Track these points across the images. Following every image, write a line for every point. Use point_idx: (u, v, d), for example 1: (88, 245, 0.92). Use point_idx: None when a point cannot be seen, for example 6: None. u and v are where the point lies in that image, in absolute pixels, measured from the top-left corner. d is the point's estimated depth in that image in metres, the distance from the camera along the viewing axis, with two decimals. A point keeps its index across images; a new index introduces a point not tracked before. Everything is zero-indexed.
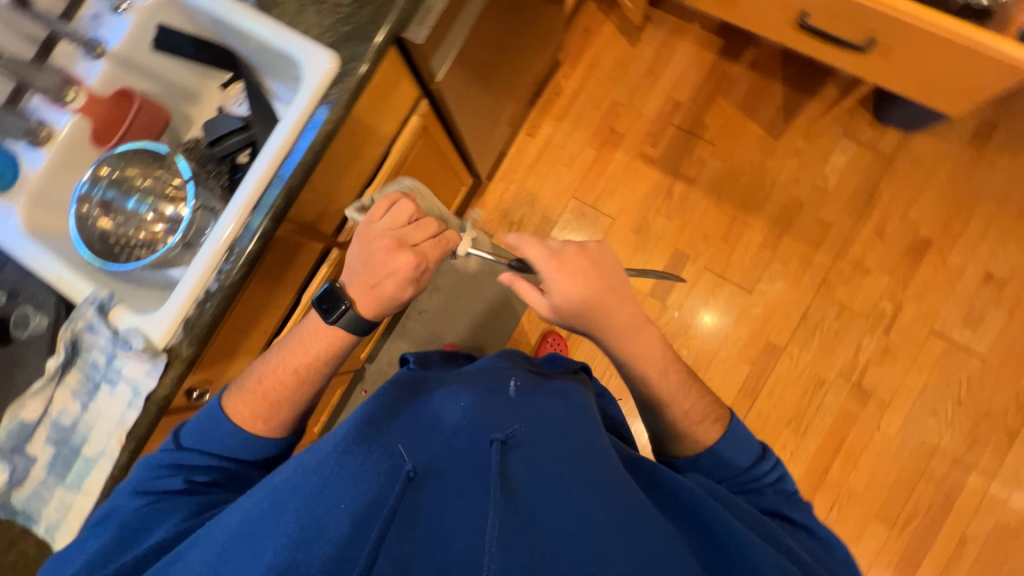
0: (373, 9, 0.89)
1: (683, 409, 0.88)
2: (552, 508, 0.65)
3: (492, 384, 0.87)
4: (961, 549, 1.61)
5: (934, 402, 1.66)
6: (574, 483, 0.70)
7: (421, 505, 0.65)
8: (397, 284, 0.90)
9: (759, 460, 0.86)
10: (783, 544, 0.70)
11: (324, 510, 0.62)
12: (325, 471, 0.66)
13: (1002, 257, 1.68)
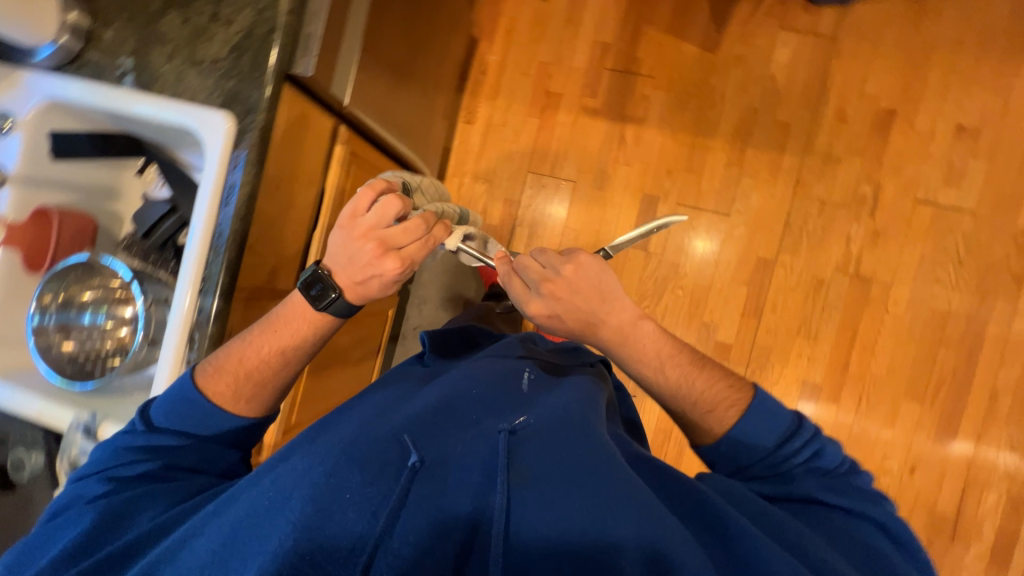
0: (251, 54, 0.84)
1: (692, 395, 0.84)
2: (559, 492, 0.68)
3: (492, 377, 0.89)
4: (994, 402, 1.62)
5: (935, 270, 1.65)
6: (578, 465, 0.72)
7: (428, 492, 0.68)
8: (380, 284, 0.87)
9: (788, 439, 0.79)
10: (804, 547, 0.66)
11: (328, 499, 0.65)
12: (331, 461, 0.68)
13: (969, 106, 1.62)
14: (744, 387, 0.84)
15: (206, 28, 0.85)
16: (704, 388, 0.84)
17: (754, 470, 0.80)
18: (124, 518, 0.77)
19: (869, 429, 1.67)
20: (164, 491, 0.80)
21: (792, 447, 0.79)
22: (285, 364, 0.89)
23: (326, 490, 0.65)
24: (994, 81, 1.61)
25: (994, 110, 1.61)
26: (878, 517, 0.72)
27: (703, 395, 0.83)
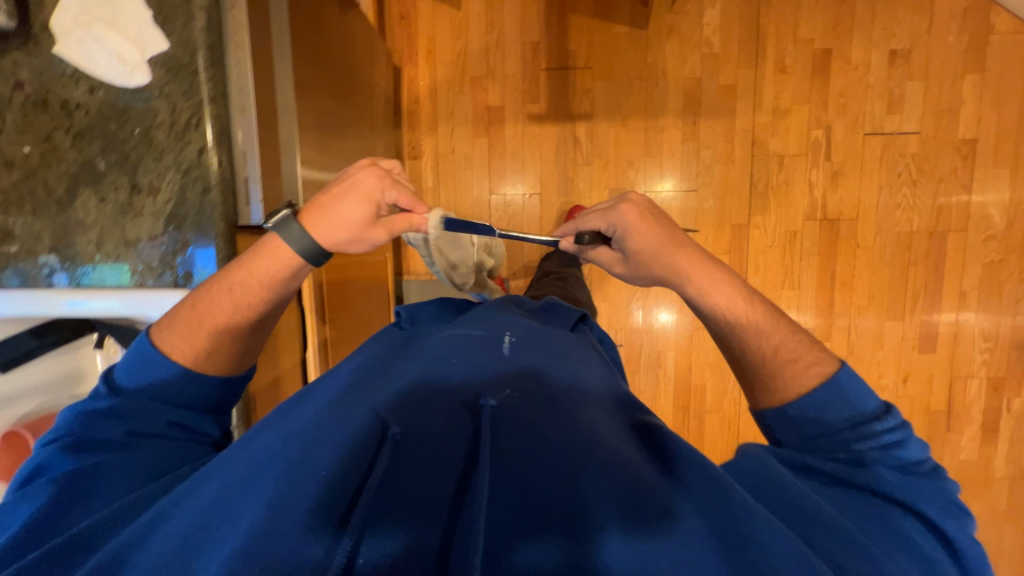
0: (189, 221, 0.75)
1: (773, 343, 0.79)
2: (558, 457, 0.57)
3: (478, 345, 0.78)
4: (964, 305, 1.75)
5: (894, 196, 1.71)
6: (570, 426, 0.62)
7: (408, 466, 0.57)
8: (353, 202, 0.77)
9: (867, 421, 0.69)
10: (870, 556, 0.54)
11: (298, 478, 0.55)
12: (300, 439, 0.60)
13: (898, 29, 1.64)
14: (818, 360, 0.76)
15: (129, 203, 0.75)
16: (783, 338, 0.78)
17: (818, 447, 0.71)
18: (87, 494, 0.61)
19: (861, 356, 1.79)
20: (135, 461, 0.65)
21: (872, 431, 0.69)
22: (254, 318, 0.75)
23: (290, 476, 0.56)
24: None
25: (921, 28, 1.64)
26: (950, 532, 0.60)
27: (771, 357, 0.78)
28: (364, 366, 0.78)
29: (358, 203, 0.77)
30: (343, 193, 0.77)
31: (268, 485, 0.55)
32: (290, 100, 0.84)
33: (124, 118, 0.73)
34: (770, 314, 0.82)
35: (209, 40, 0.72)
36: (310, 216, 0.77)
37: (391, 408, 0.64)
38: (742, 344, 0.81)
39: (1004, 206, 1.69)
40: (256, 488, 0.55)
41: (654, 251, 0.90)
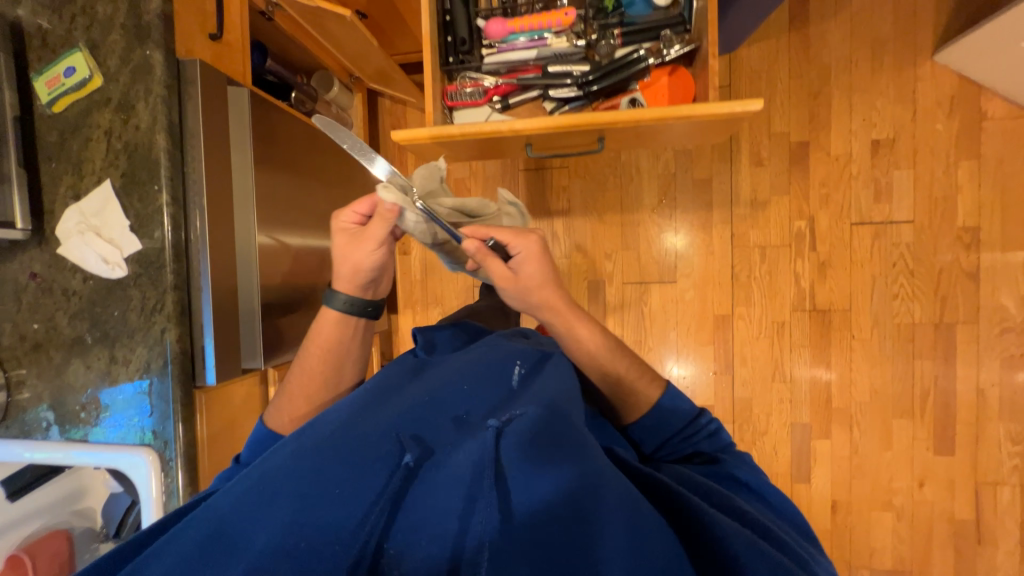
0: (154, 387, 0.87)
1: (624, 367, 0.92)
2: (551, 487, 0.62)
3: (484, 370, 0.82)
4: (983, 402, 1.60)
5: (890, 286, 1.63)
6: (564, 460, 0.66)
7: (417, 493, 0.63)
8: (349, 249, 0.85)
9: (700, 416, 0.92)
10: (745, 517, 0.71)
11: (311, 497, 0.62)
12: (316, 453, 0.66)
13: (879, 119, 1.61)
14: (658, 383, 0.94)
15: (109, 370, 0.89)
16: (627, 368, 0.93)
17: (674, 445, 0.90)
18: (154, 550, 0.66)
19: (867, 455, 1.67)
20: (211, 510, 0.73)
21: (703, 423, 0.91)
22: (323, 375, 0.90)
23: (311, 492, 0.62)
24: (895, 89, 1.60)
25: (904, 118, 1.60)
26: (769, 493, 0.82)
27: (625, 377, 0.92)
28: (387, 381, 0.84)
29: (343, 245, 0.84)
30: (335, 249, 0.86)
31: (293, 499, 0.61)
32: (253, 271, 0.99)
33: (108, 302, 0.87)
34: (620, 346, 0.95)
35: (173, 240, 0.86)
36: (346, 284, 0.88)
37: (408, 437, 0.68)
38: (606, 371, 0.92)
39: (1019, 296, 1.57)
40: (280, 499, 0.61)
41: (537, 286, 0.87)
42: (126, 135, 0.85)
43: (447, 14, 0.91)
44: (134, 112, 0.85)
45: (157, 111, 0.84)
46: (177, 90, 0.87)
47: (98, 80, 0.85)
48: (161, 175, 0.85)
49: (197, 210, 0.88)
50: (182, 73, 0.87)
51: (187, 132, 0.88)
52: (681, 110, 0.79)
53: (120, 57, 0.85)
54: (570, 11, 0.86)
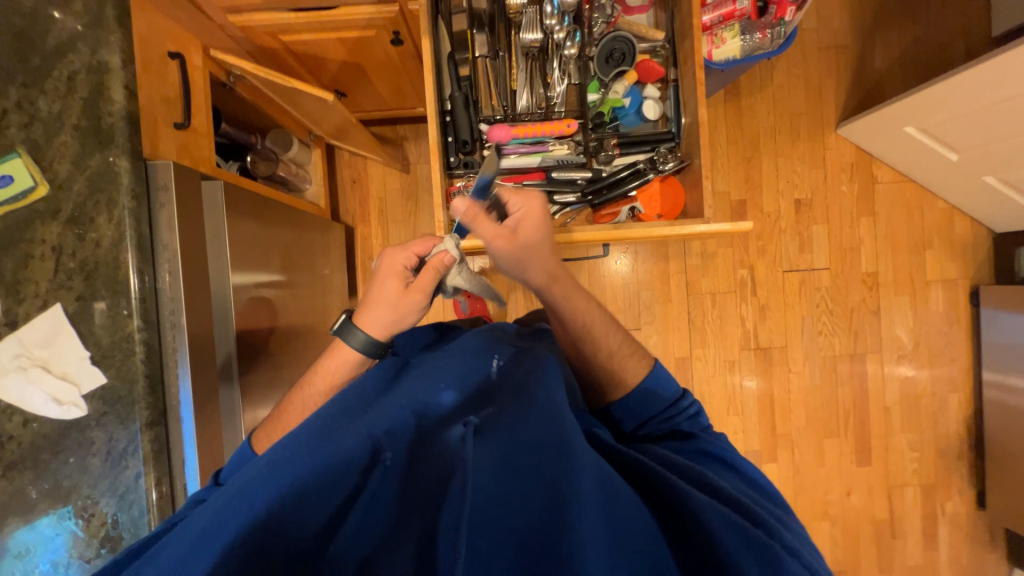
0: (126, 540, 0.76)
1: (614, 342, 0.91)
2: (523, 476, 0.61)
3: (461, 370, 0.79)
4: (889, 417, 1.90)
5: (816, 324, 1.88)
6: (534, 448, 0.64)
7: (400, 489, 0.61)
8: (389, 281, 0.83)
9: (681, 398, 0.89)
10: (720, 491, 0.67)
11: (288, 498, 0.58)
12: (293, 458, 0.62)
13: (800, 181, 1.86)
14: (643, 360, 0.92)
15: (60, 528, 0.74)
16: (616, 345, 0.91)
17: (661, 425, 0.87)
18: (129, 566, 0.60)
19: (806, 472, 1.90)
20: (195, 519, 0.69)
21: (684, 406, 0.88)
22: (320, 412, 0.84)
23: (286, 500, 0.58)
24: (811, 155, 1.86)
25: (818, 180, 1.87)
26: (751, 474, 0.78)
27: (614, 352, 0.90)
28: (364, 389, 0.78)
29: (390, 282, 0.83)
30: (376, 283, 0.84)
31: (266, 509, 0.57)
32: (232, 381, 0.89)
33: (59, 447, 0.74)
34: (612, 320, 0.93)
35: (149, 370, 0.75)
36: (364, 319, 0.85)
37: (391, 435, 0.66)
38: (593, 345, 0.89)
39: (909, 328, 1.89)
40: (249, 505, 0.57)
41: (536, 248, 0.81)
42: (83, 252, 0.74)
43: (447, 115, 0.91)
44: (93, 226, 0.74)
45: (125, 225, 0.74)
46: (148, 197, 0.77)
47: (44, 188, 0.73)
48: (132, 297, 0.75)
49: (175, 333, 0.78)
50: (152, 178, 0.78)
51: (160, 244, 0.78)
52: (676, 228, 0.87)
53: (73, 163, 0.73)
54: (571, 123, 0.90)
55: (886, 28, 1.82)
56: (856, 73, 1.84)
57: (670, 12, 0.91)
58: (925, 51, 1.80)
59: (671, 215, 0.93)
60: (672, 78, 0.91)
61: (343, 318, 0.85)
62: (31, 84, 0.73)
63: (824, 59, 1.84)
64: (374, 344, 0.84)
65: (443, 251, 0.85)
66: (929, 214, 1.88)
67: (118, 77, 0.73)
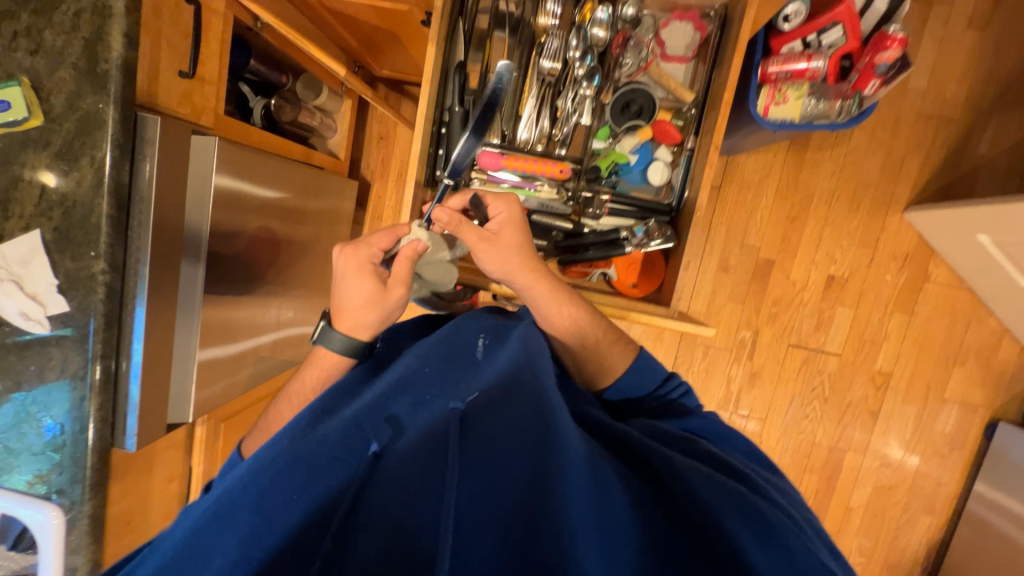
0: (67, 447, 0.85)
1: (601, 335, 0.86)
2: (518, 463, 0.53)
3: (454, 348, 0.73)
4: (848, 517, 1.83)
5: (804, 407, 1.79)
6: (526, 431, 0.56)
7: (386, 483, 0.53)
8: (362, 281, 0.76)
9: (667, 381, 0.87)
10: (707, 455, 0.67)
11: (273, 503, 0.54)
12: (278, 462, 0.57)
13: (841, 256, 1.70)
14: (626, 349, 0.88)
15: (16, 420, 0.85)
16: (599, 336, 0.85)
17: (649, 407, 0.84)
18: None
19: None
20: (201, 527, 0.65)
21: (672, 386, 0.87)
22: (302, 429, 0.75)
23: (267, 503, 0.54)
24: (864, 232, 1.68)
25: (862, 261, 1.69)
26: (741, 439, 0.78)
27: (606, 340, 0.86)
28: (349, 382, 0.72)
29: (363, 282, 0.76)
30: (348, 285, 0.77)
31: (248, 518, 0.53)
32: (195, 318, 0.97)
33: (24, 352, 0.84)
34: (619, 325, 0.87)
35: (107, 310, 0.82)
36: (342, 327, 0.77)
37: (379, 420, 0.60)
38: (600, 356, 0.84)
39: (904, 439, 1.77)
40: (237, 525, 0.53)
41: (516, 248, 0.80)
42: (65, 187, 0.78)
43: (443, 126, 0.88)
44: (77, 166, 0.78)
45: (105, 172, 0.78)
46: (132, 148, 0.80)
47: (38, 120, 0.77)
48: (100, 241, 0.79)
49: (137, 281, 0.84)
50: (140, 129, 0.80)
51: (137, 195, 0.82)
52: (648, 317, 0.88)
53: (66, 100, 0.76)
54: (565, 168, 0.85)
55: (1002, 112, 1.57)
56: (949, 155, 1.61)
57: (710, 65, 0.85)
58: None
59: (648, 286, 0.94)
60: (688, 147, 0.87)
61: (319, 324, 0.77)
62: (42, 13, 0.75)
63: (917, 129, 1.61)
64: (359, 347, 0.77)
65: (416, 240, 0.79)
66: (974, 330, 1.70)
67: (119, 23, 0.73)
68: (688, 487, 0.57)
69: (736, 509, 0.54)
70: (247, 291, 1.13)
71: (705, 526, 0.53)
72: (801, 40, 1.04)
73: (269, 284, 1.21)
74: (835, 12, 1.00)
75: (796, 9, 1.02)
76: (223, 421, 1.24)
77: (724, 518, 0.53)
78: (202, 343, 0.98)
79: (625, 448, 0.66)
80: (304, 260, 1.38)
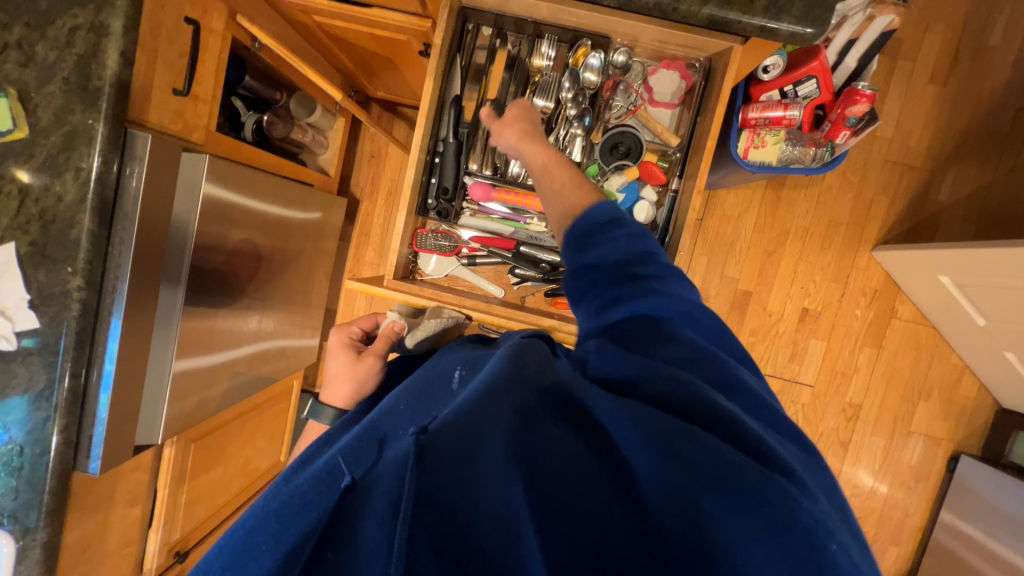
0: (24, 471, 0.81)
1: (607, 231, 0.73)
2: (487, 460, 0.46)
3: (430, 388, 0.70)
4: None
5: None
6: (492, 429, 0.48)
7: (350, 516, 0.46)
8: (343, 352, 0.81)
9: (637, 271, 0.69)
10: (667, 380, 0.58)
11: (239, 560, 0.47)
12: (245, 521, 0.51)
13: (814, 290, 1.77)
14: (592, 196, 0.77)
15: None
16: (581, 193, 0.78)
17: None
18: None
19: None
20: None
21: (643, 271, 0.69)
22: None
23: (237, 560, 0.47)
24: (836, 268, 1.76)
25: (834, 296, 1.77)
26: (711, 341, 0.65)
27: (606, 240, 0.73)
28: (333, 434, 0.68)
29: (339, 354, 0.80)
30: (329, 361, 0.81)
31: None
32: (173, 333, 0.96)
33: None
34: None
35: (79, 327, 0.79)
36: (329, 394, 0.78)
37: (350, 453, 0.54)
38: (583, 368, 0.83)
39: (873, 470, 1.82)
40: None
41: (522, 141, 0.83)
42: (45, 201, 0.77)
43: (437, 155, 0.92)
44: (60, 180, 0.76)
45: (89, 187, 0.76)
46: (119, 163, 0.79)
47: (22, 133, 0.76)
48: (78, 256, 0.77)
49: (115, 298, 0.82)
50: (128, 145, 0.79)
51: (120, 212, 0.80)
52: None
53: (55, 113, 0.75)
54: None
55: (961, 162, 1.68)
56: (913, 199, 1.71)
57: (695, 112, 0.89)
58: (991, 201, 1.68)
59: None
60: (673, 188, 0.91)
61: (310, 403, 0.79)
62: (35, 27, 0.74)
63: (884, 175, 1.71)
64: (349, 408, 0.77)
65: (394, 320, 0.86)
66: (937, 365, 1.77)
67: (115, 42, 0.73)
68: (637, 452, 0.51)
69: (694, 466, 0.49)
70: (226, 308, 1.10)
71: (662, 489, 0.49)
72: (779, 90, 1.10)
73: (247, 300, 1.19)
74: (810, 66, 1.05)
75: (775, 61, 1.07)
76: (195, 440, 1.20)
77: (676, 475, 0.48)
78: (179, 355, 0.98)
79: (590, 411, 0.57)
80: (286, 276, 1.37)
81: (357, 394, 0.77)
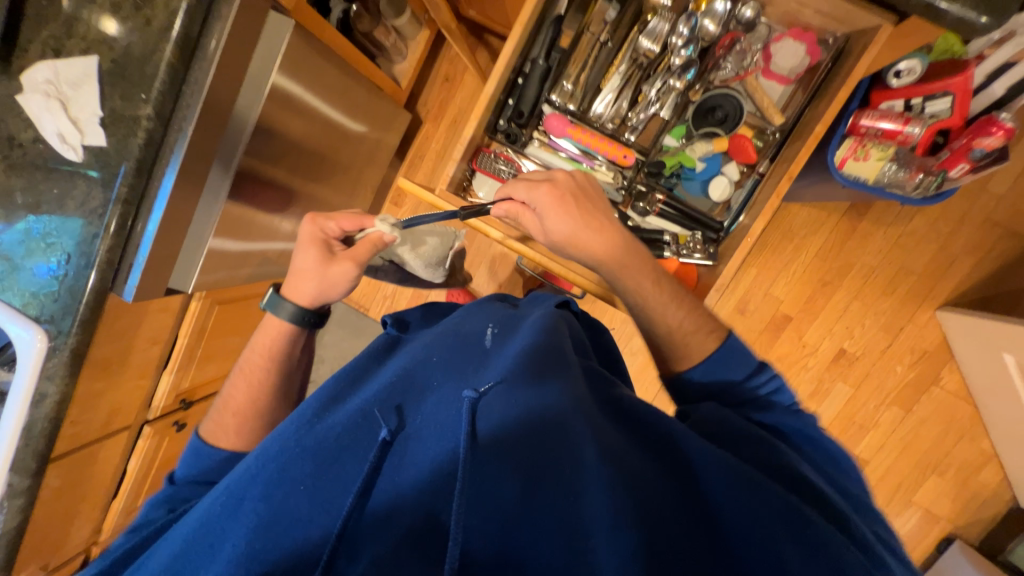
0: (68, 279, 0.85)
1: (672, 321, 0.78)
2: (538, 464, 0.51)
3: (459, 342, 0.69)
4: None
5: None
6: (540, 433, 0.53)
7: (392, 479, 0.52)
8: (310, 250, 0.78)
9: (756, 373, 0.72)
10: (746, 450, 0.60)
11: (280, 494, 0.52)
12: (287, 453, 0.55)
13: (858, 333, 1.66)
14: (711, 336, 0.76)
15: (27, 239, 0.85)
16: (680, 320, 0.78)
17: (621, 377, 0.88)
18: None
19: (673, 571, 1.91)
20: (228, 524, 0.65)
21: (761, 380, 0.71)
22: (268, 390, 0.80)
23: (273, 491, 0.52)
24: (890, 317, 1.64)
25: (878, 345, 1.66)
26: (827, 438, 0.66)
27: (675, 330, 0.77)
28: (353, 373, 0.70)
29: (309, 251, 0.78)
30: (297, 254, 0.79)
31: (254, 505, 0.52)
32: (217, 202, 0.97)
33: (52, 175, 0.83)
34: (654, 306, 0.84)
35: (140, 157, 0.81)
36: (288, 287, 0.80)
37: (389, 408, 0.58)
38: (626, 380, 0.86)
39: None
40: (245, 510, 0.52)
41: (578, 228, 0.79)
42: (135, 24, 0.78)
43: (521, 76, 0.90)
44: (151, 5, 0.77)
45: (177, 20, 0.77)
46: (211, 2, 0.78)
47: None
48: (153, 86, 0.79)
49: (177, 138, 0.83)
50: None
51: (200, 53, 0.80)
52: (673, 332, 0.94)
53: None
54: (628, 155, 0.90)
55: None
56: (1000, 269, 1.56)
57: (809, 96, 0.84)
58: None
59: None
60: (759, 170, 0.89)
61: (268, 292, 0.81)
62: None
63: (977, 234, 1.56)
64: (303, 312, 0.79)
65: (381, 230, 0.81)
66: (963, 447, 1.67)
67: None
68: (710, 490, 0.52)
69: (755, 492, 0.51)
70: (275, 185, 1.11)
71: (741, 522, 0.49)
72: (904, 100, 0.98)
73: (298, 188, 1.20)
74: (951, 81, 0.93)
75: (911, 66, 0.94)
76: (219, 303, 1.25)
77: (745, 506, 0.50)
78: (222, 216, 1.00)
79: (652, 442, 0.59)
80: (337, 174, 1.37)
81: (319, 299, 0.79)
